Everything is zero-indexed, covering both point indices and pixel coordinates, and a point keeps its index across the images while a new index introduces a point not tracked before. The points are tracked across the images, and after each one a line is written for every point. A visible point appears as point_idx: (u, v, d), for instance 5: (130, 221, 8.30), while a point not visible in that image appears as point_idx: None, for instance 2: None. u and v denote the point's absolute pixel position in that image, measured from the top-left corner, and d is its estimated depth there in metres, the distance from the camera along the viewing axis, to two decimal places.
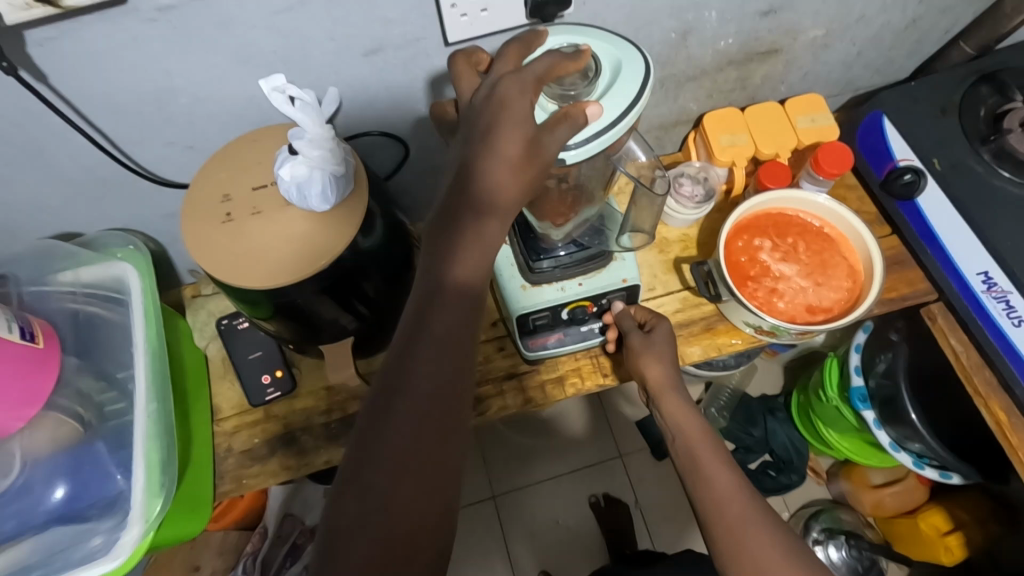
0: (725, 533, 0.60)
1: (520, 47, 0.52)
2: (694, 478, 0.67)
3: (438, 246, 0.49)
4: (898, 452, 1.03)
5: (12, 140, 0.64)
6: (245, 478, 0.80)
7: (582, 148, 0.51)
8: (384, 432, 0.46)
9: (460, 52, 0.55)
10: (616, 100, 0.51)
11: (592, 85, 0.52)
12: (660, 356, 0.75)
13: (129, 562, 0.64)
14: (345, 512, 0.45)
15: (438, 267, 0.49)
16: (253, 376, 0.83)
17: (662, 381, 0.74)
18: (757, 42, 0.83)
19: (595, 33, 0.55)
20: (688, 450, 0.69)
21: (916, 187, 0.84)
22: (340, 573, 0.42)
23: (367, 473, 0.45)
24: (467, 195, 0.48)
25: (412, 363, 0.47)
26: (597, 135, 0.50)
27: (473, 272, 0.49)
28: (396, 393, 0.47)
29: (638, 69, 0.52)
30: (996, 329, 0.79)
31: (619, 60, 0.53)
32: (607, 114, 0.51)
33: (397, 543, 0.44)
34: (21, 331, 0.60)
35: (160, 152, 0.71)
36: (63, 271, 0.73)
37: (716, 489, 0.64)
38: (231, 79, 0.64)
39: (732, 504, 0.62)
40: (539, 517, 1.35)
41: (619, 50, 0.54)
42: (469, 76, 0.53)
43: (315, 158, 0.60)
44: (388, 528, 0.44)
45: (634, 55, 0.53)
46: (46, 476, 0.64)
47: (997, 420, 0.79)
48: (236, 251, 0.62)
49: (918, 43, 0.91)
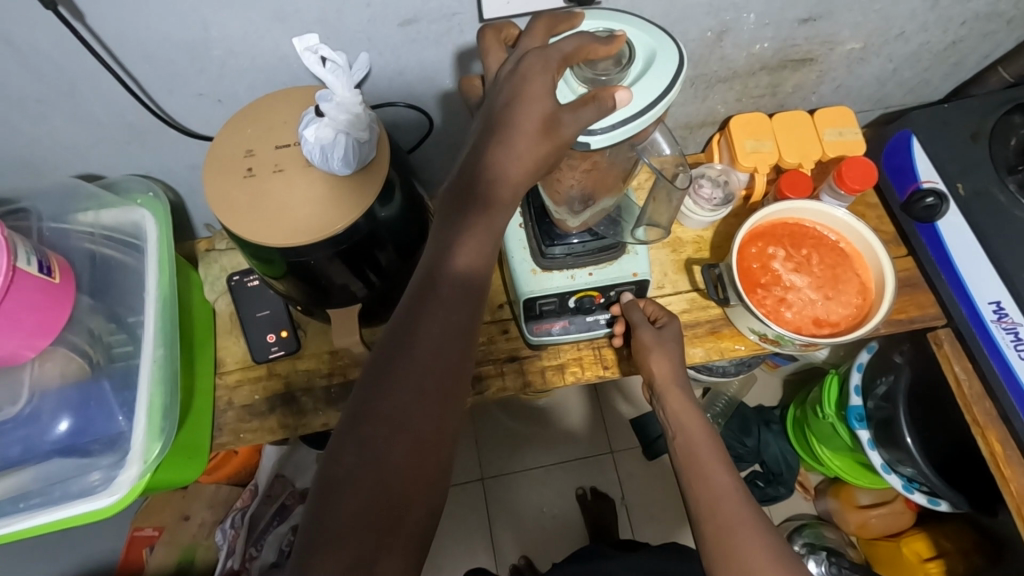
0: (715, 531, 0.61)
1: (550, 24, 0.52)
2: (689, 474, 0.67)
3: (452, 219, 0.50)
4: (888, 473, 1.04)
5: (46, 76, 0.64)
6: (243, 432, 0.81)
7: (607, 134, 0.50)
8: (382, 393, 0.47)
9: (489, 28, 0.55)
10: (647, 88, 0.51)
11: (625, 72, 0.51)
12: (668, 352, 0.75)
13: (125, 500, 0.65)
14: (339, 466, 0.45)
15: (450, 241, 0.50)
16: (259, 333, 0.85)
17: (669, 377, 0.74)
18: (792, 49, 0.82)
19: (632, 21, 0.55)
20: (687, 449, 0.69)
21: (936, 211, 0.84)
22: (334, 529, 0.43)
23: (363, 430, 0.46)
24: (487, 169, 0.49)
25: (414, 330, 0.48)
26: (623, 122, 0.50)
27: (480, 250, 0.50)
28: (400, 361, 0.48)
29: (671, 59, 0.52)
30: (1002, 358, 0.78)
31: (653, 50, 0.53)
32: (636, 102, 0.50)
33: (389, 502, 0.45)
34: (39, 265, 0.61)
35: (189, 102, 0.72)
36: (84, 211, 0.74)
37: (712, 488, 0.64)
38: (263, 36, 0.65)
39: (727, 503, 0.62)
40: (526, 503, 1.36)
41: (654, 39, 0.53)
42: (497, 51, 0.53)
43: (341, 122, 0.61)
44: (381, 487, 0.45)
45: (670, 45, 0.53)
46: (54, 408, 0.65)
47: (992, 451, 0.78)
48: (256, 206, 0.63)
49: (955, 66, 0.90)
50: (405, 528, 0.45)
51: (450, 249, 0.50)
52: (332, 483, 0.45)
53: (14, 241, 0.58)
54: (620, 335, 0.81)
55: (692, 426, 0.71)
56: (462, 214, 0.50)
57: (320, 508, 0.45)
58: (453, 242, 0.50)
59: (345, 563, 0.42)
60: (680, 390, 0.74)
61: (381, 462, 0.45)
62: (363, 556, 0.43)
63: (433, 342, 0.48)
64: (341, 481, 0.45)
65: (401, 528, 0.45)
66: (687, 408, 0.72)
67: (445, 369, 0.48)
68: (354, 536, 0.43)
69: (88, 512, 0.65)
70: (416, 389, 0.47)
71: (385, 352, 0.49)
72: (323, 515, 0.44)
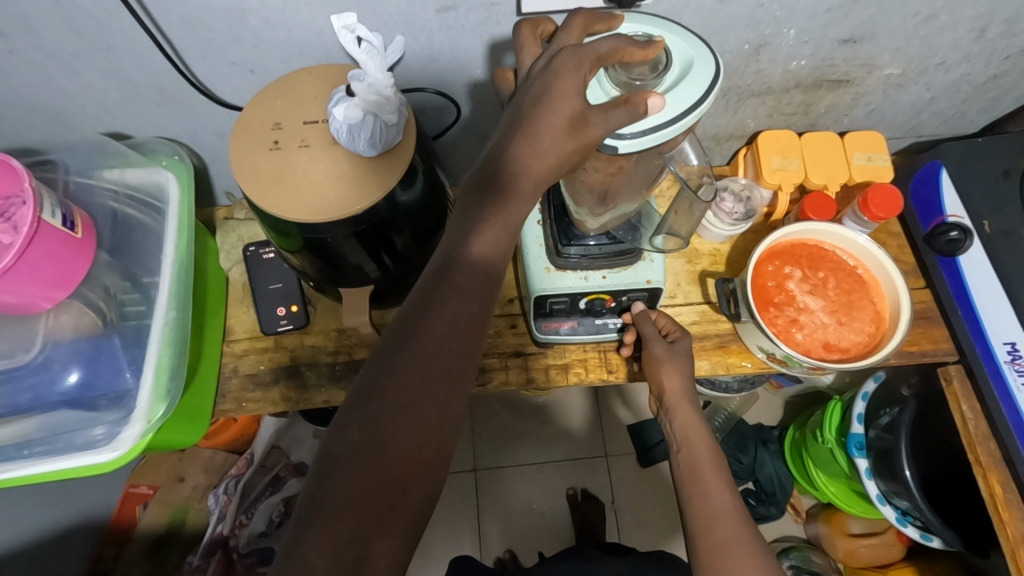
0: (710, 548, 0.61)
1: (587, 21, 0.51)
2: (690, 489, 0.67)
3: (472, 209, 0.50)
4: (883, 504, 1.05)
5: (84, 32, 0.65)
6: (245, 402, 0.83)
7: (637, 139, 0.50)
8: (392, 375, 0.47)
9: (526, 21, 0.54)
10: (682, 96, 0.50)
11: (660, 78, 0.51)
12: (678, 366, 0.75)
13: (125, 458, 0.66)
14: (341, 443, 0.46)
15: (465, 233, 0.50)
16: (270, 305, 0.86)
17: (678, 392, 0.74)
18: (830, 68, 0.81)
19: (671, 27, 0.54)
20: (690, 464, 0.69)
21: (959, 245, 0.83)
22: (331, 507, 0.44)
23: (369, 411, 0.46)
24: (514, 163, 0.48)
25: (427, 318, 0.48)
26: (653, 130, 0.50)
27: (495, 244, 0.50)
28: (414, 349, 0.48)
29: (708, 69, 0.51)
30: (1011, 401, 0.78)
31: (691, 58, 0.52)
32: (668, 109, 0.50)
33: (388, 485, 0.45)
34: (63, 219, 0.62)
35: (222, 70, 0.72)
36: (109, 169, 0.75)
37: (711, 505, 0.64)
38: (302, 10, 0.65)
39: (724, 522, 0.62)
40: (515, 497, 1.37)
41: (693, 48, 0.53)
42: (532, 45, 0.53)
43: (371, 103, 0.61)
44: (382, 468, 0.45)
45: (707, 55, 0.52)
46: (66, 358, 0.66)
47: (992, 492, 0.77)
48: (279, 180, 0.63)
49: (994, 101, 0.89)
50: (402, 511, 0.46)
51: (468, 235, 0.50)
52: (333, 459, 0.45)
53: (40, 193, 0.59)
54: (629, 342, 0.81)
55: (697, 441, 0.71)
56: (482, 205, 0.50)
57: (319, 482, 0.45)
58: (471, 234, 0.50)
59: (341, 539, 0.43)
60: (688, 403, 0.74)
61: (384, 445, 0.46)
62: (360, 534, 0.44)
63: (445, 333, 0.48)
64: (342, 459, 0.45)
65: (398, 510, 0.46)
66: (694, 424, 0.72)
67: (456, 361, 0.49)
68: (351, 516, 0.44)
69: (88, 466, 0.65)
70: (425, 379, 0.47)
71: (396, 337, 0.49)
72: (323, 489, 0.45)
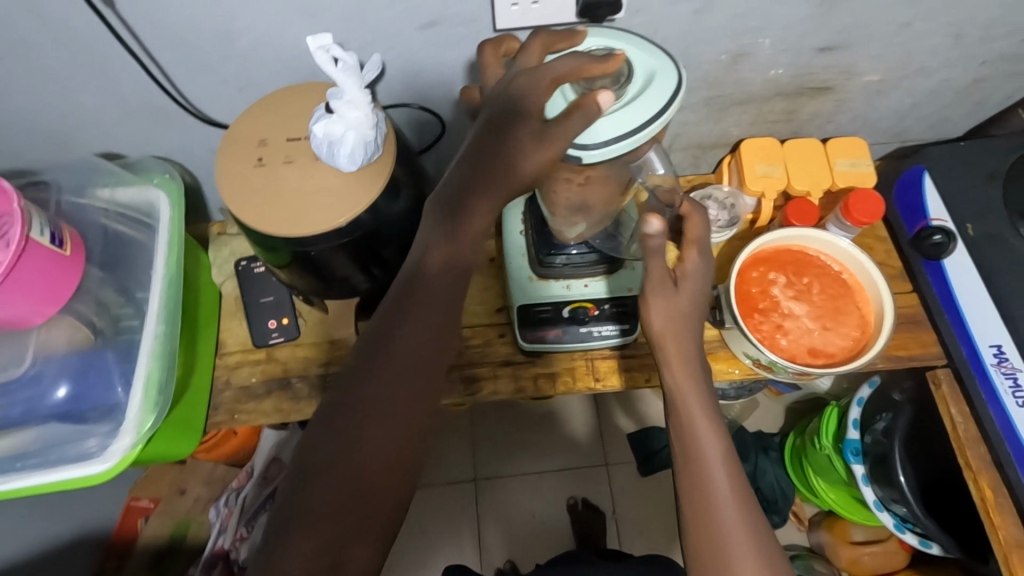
0: (705, 543, 0.55)
1: (547, 39, 0.52)
2: (684, 465, 0.58)
3: (440, 221, 0.51)
4: (880, 511, 1.04)
5: (75, 56, 0.67)
6: (237, 413, 0.84)
7: (599, 151, 0.51)
8: (363, 384, 0.48)
9: (491, 41, 0.56)
10: (645, 107, 0.51)
11: (622, 90, 0.52)
12: (673, 299, 0.59)
13: (115, 469, 0.67)
14: (315, 452, 0.48)
15: (433, 245, 0.51)
16: (261, 318, 0.87)
17: (672, 340, 0.59)
18: (809, 76, 0.82)
19: (634, 40, 0.55)
20: (686, 438, 0.58)
21: (943, 248, 0.83)
22: (307, 515, 0.46)
23: (341, 419, 0.48)
24: (477, 175, 0.49)
25: (397, 328, 0.50)
26: (616, 141, 0.51)
27: (463, 254, 0.51)
28: (385, 359, 0.49)
29: (671, 80, 0.52)
30: (999, 405, 0.77)
31: (653, 70, 0.53)
32: (630, 119, 0.51)
33: (362, 491, 0.47)
34: (52, 237, 0.64)
35: (212, 91, 0.75)
36: (102, 187, 0.77)
37: (710, 494, 0.56)
38: (285, 31, 0.67)
39: (723, 514, 0.55)
40: (515, 507, 1.37)
41: (656, 60, 0.54)
42: (497, 66, 0.54)
43: (352, 119, 0.63)
44: (356, 476, 0.47)
45: (670, 66, 0.53)
46: (56, 371, 0.68)
47: (983, 497, 0.77)
48: (264, 195, 0.65)
49: (977, 104, 0.89)
50: (376, 517, 0.47)
51: (433, 247, 0.51)
52: (309, 467, 0.47)
53: (29, 213, 0.61)
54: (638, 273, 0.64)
55: (695, 411, 0.58)
56: (447, 216, 0.51)
57: (296, 489, 0.47)
58: (436, 246, 0.51)
59: (318, 545, 0.45)
60: (694, 375, 0.59)
61: (356, 453, 0.47)
62: (336, 541, 0.46)
63: (415, 342, 0.50)
64: (317, 467, 0.47)
65: (373, 517, 0.47)
66: (692, 387, 0.59)
67: (427, 368, 0.50)
68: (328, 522, 0.46)
69: (79, 478, 0.66)
70: (396, 386, 0.49)
71: (367, 348, 0.50)
72: (299, 496, 0.47)
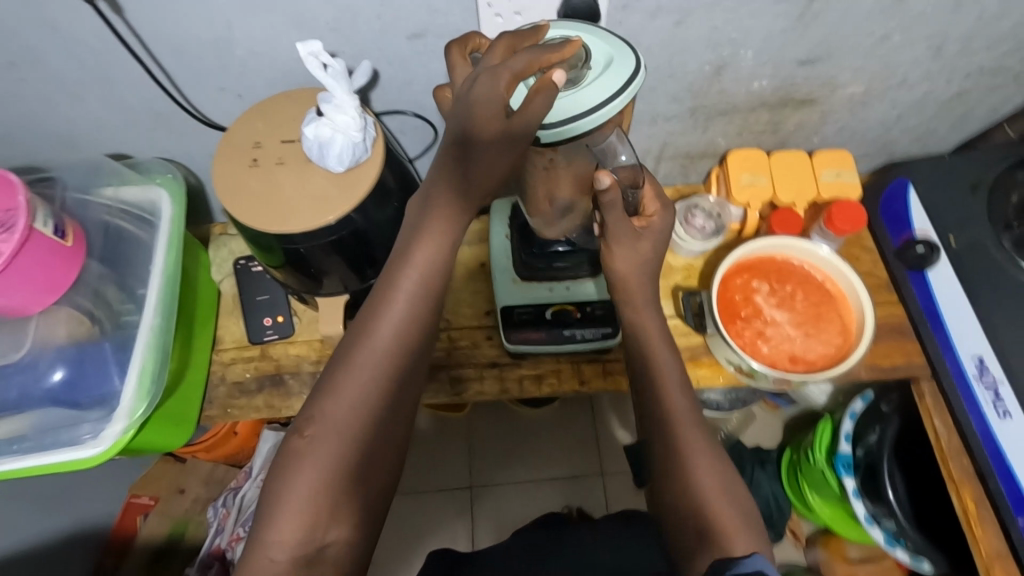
0: (673, 468, 0.59)
1: (511, 40, 0.53)
2: (649, 403, 0.61)
3: (418, 227, 0.56)
4: (871, 527, 1.02)
5: (85, 62, 0.71)
6: (231, 408, 0.87)
7: (557, 130, 0.53)
8: (344, 378, 0.53)
9: (456, 36, 0.58)
10: (600, 90, 0.53)
11: (580, 74, 0.55)
12: (634, 246, 0.62)
13: (105, 454, 0.69)
14: (299, 442, 0.52)
15: (411, 248, 0.55)
16: (257, 316, 0.90)
17: (637, 281, 0.63)
18: (793, 87, 0.84)
19: (595, 32, 0.58)
20: (650, 375, 0.62)
21: (927, 260, 0.84)
22: (292, 499, 0.50)
23: (325, 410, 0.52)
24: (453, 182, 0.54)
25: (376, 326, 0.54)
26: (571, 121, 0.53)
27: (437, 258, 0.56)
28: (364, 354, 0.53)
29: (628, 64, 0.55)
30: (980, 416, 0.77)
31: (611, 56, 0.55)
32: (586, 101, 0.53)
33: (345, 477, 0.52)
34: (55, 229, 0.67)
35: (214, 96, 0.78)
36: (107, 186, 0.80)
37: (679, 424, 0.60)
38: (282, 38, 0.70)
39: (692, 443, 0.59)
40: (511, 515, 1.37)
41: (614, 48, 0.56)
42: (462, 63, 0.56)
43: (339, 123, 0.66)
44: (339, 463, 0.51)
45: (627, 53, 0.56)
46: (51, 358, 0.71)
47: (965, 509, 0.77)
48: (257, 194, 0.68)
49: (962, 118, 0.91)
50: (356, 500, 0.52)
51: (410, 249, 0.55)
52: (294, 456, 0.51)
53: (33, 205, 0.65)
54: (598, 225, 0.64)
55: (658, 351, 0.62)
56: (424, 221, 0.55)
57: (282, 476, 0.51)
58: (413, 248, 0.55)
59: (302, 527, 0.50)
60: (662, 341, 0.63)
61: (336, 443, 0.51)
62: (321, 523, 0.50)
63: (392, 339, 0.54)
64: (301, 457, 0.51)
65: (354, 500, 0.52)
66: (654, 325, 0.63)
67: (402, 361, 0.55)
68: (312, 506, 0.50)
69: (72, 461, 0.69)
70: (374, 378, 0.53)
71: (348, 345, 0.54)
72: (285, 482, 0.51)
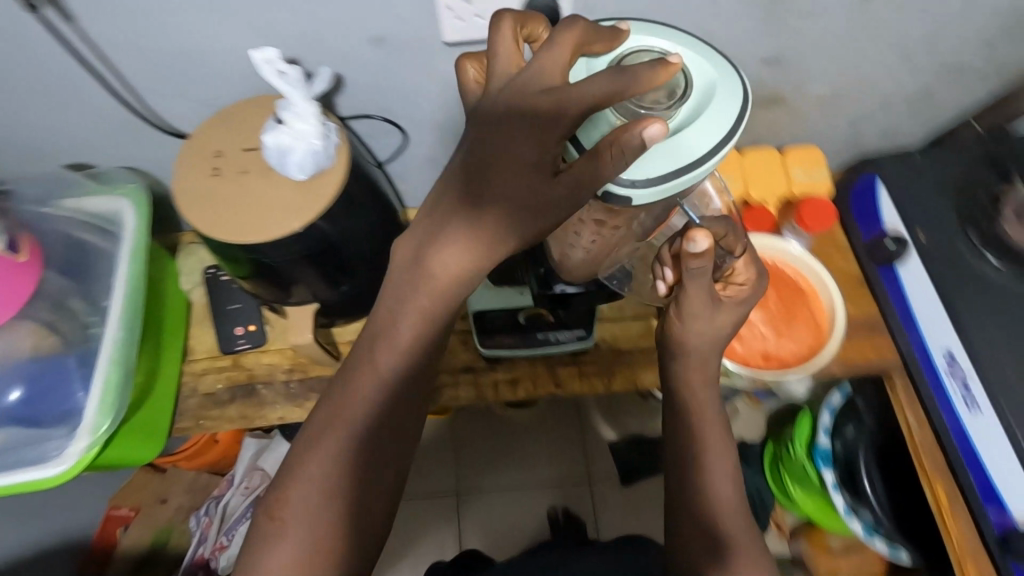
0: (695, 534, 0.59)
1: (584, 33, 0.43)
2: (683, 466, 0.60)
3: (401, 289, 0.52)
4: (849, 518, 1.01)
5: (39, 73, 0.70)
6: (203, 419, 0.86)
7: (653, 188, 0.45)
8: (319, 449, 0.52)
9: (512, 13, 0.46)
10: (705, 132, 0.45)
11: (675, 108, 0.46)
12: (711, 318, 0.58)
13: (71, 472, 0.68)
14: (276, 515, 0.51)
15: (391, 312, 0.52)
16: (227, 326, 0.89)
17: (707, 352, 0.60)
18: (759, 88, 0.84)
19: (690, 43, 0.48)
20: (691, 438, 0.60)
21: (897, 256, 0.84)
22: (269, 574, 0.49)
23: (297, 484, 0.51)
24: (438, 239, 0.50)
25: (353, 393, 0.53)
26: (672, 176, 0.45)
27: (418, 324, 0.52)
28: (339, 422, 0.52)
29: (733, 94, 0.46)
30: (951, 409, 0.78)
31: (713, 82, 0.47)
32: (690, 149, 0.45)
33: (321, 552, 0.50)
34: (7, 243, 0.66)
35: (175, 105, 0.77)
36: (67, 198, 0.79)
37: (711, 489, 0.60)
38: (240, 46, 0.69)
39: (722, 510, 0.59)
40: (498, 519, 1.37)
41: (718, 71, 0.47)
42: (510, 49, 0.45)
43: (300, 130, 0.65)
44: (313, 538, 0.50)
45: (732, 77, 0.47)
46: (10, 375, 0.69)
47: (937, 501, 0.78)
48: (219, 203, 0.66)
49: (931, 114, 0.91)
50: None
51: (393, 311, 0.52)
52: (270, 527, 0.51)
53: None
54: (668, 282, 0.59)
55: (707, 419, 0.60)
56: (409, 281, 0.51)
57: (257, 548, 0.51)
58: (395, 310, 0.52)
59: None
60: (714, 408, 0.60)
61: (312, 518, 0.50)
62: None
63: (370, 405, 0.52)
64: (278, 531, 0.50)
65: (335, 575, 0.51)
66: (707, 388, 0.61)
67: (384, 429, 0.53)
68: None
69: (34, 480, 0.67)
70: (352, 447, 0.52)
71: (326, 413, 0.53)
72: (260, 555, 0.50)
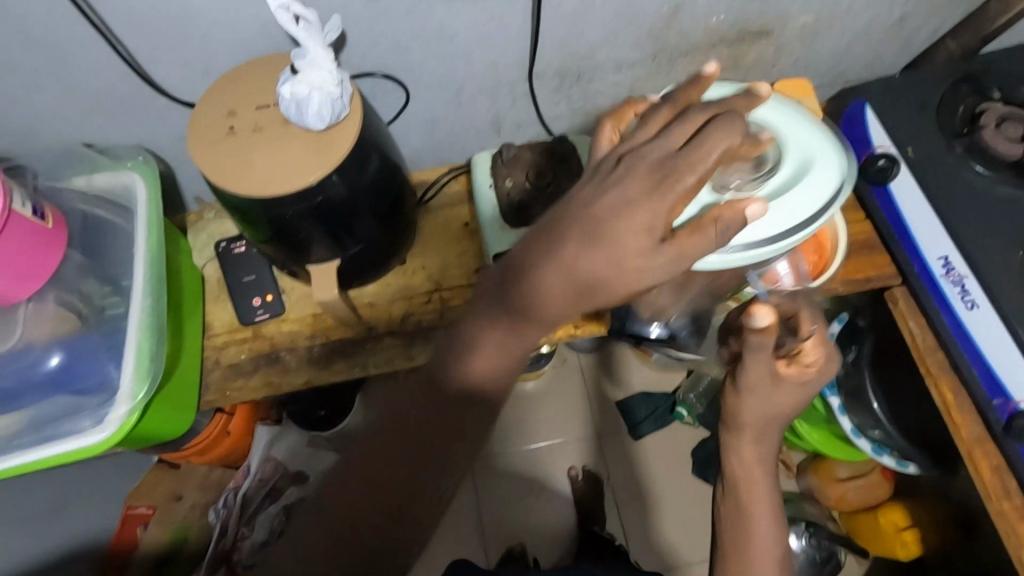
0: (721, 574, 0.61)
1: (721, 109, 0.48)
2: (727, 506, 0.63)
3: (485, 306, 0.57)
4: (858, 438, 1.06)
5: (41, 44, 0.70)
6: (228, 390, 0.86)
7: (742, 256, 0.61)
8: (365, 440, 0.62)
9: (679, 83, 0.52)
10: (804, 201, 0.60)
11: (773, 180, 0.61)
12: (770, 396, 0.59)
13: (114, 439, 0.68)
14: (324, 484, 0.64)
15: (468, 330, 0.58)
16: (245, 298, 0.89)
17: (761, 416, 0.60)
18: (746, 22, 0.87)
19: (787, 126, 0.64)
20: (735, 483, 0.62)
21: (888, 173, 0.88)
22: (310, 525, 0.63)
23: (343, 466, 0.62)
24: (546, 253, 0.52)
25: (414, 394, 0.60)
26: (767, 245, 0.60)
27: (484, 342, 0.57)
28: (389, 419, 0.61)
29: (829, 173, 0.61)
30: (950, 310, 0.82)
31: (808, 160, 0.62)
32: (788, 220, 0.60)
33: (345, 522, 0.61)
34: (34, 210, 0.65)
35: (176, 73, 0.76)
36: (76, 176, 0.80)
37: (749, 533, 0.61)
38: (245, 4, 0.70)
39: (758, 556, 0.60)
40: (508, 490, 1.33)
41: (812, 152, 0.63)
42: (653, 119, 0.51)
43: (314, 79, 0.65)
44: (339, 510, 0.61)
45: (828, 158, 0.62)
46: (45, 343, 0.70)
47: (944, 399, 0.81)
48: (238, 160, 0.67)
49: (905, 40, 0.96)
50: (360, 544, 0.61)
51: (474, 324, 0.58)
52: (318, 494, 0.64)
53: (10, 186, 0.63)
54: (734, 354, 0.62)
55: (753, 469, 0.62)
56: (501, 294, 0.56)
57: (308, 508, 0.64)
58: (475, 326, 0.58)
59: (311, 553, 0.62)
60: (762, 460, 0.62)
61: (345, 493, 0.61)
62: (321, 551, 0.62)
63: (425, 409, 0.60)
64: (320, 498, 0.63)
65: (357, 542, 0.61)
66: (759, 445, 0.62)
67: (436, 431, 0.59)
68: (319, 538, 0.62)
69: (76, 449, 0.67)
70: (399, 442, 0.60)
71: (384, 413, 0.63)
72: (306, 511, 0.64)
